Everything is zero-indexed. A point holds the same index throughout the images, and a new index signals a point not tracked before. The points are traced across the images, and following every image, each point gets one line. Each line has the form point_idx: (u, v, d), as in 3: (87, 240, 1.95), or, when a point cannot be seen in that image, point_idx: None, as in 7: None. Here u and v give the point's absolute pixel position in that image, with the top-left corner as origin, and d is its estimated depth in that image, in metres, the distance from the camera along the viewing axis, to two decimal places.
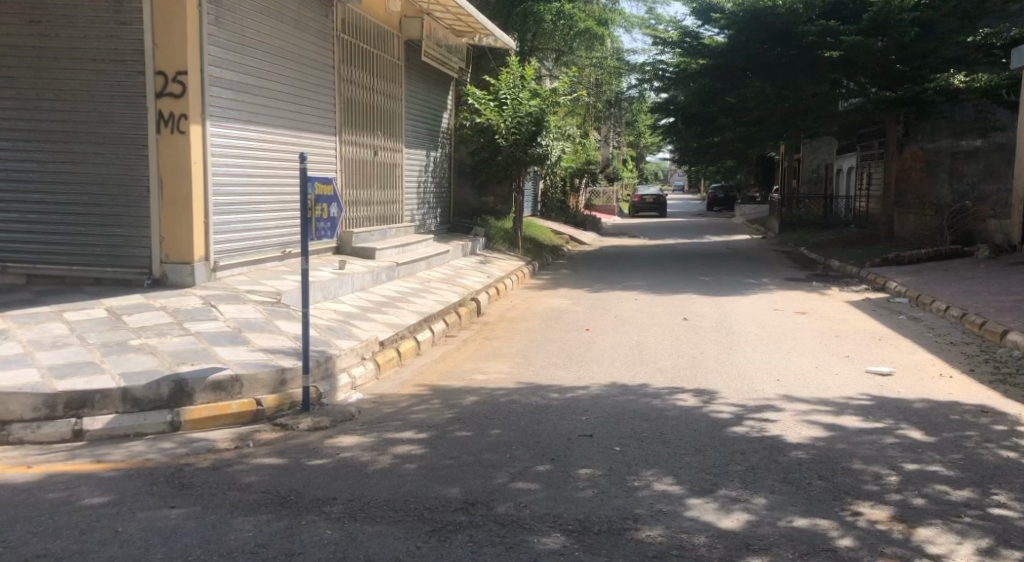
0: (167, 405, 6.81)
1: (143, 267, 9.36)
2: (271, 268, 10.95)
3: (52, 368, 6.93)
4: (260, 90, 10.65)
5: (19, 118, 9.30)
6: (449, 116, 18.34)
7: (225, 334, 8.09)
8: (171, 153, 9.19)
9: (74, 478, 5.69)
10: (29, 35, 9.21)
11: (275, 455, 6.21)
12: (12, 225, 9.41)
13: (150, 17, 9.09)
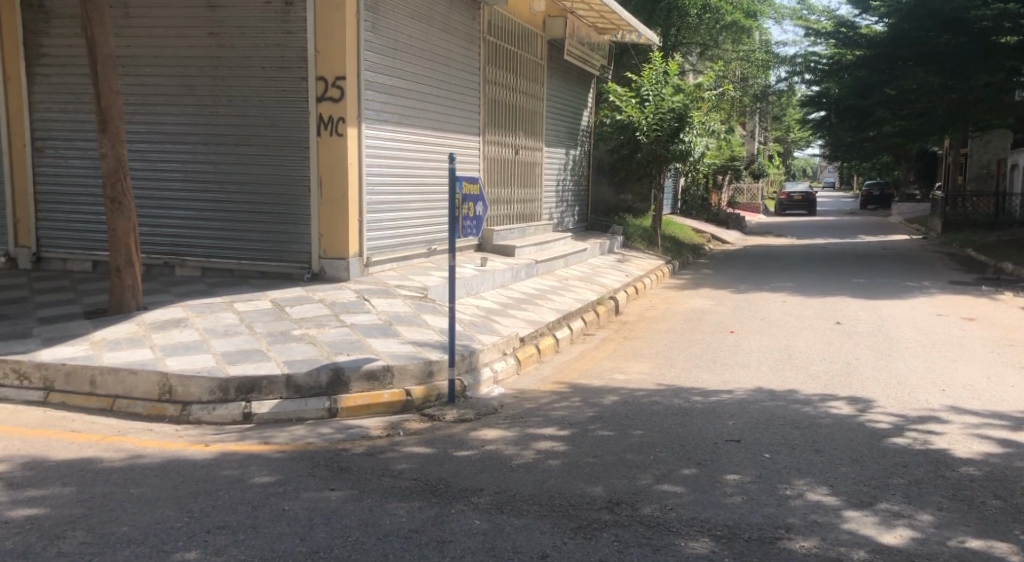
0: (325, 392, 7.23)
1: (303, 262, 9.96)
2: (417, 264, 11.36)
3: (225, 355, 7.49)
4: (411, 91, 11.06)
5: (196, 123, 10.04)
6: (590, 113, 18.40)
7: (376, 327, 8.50)
8: (331, 154, 9.70)
9: (244, 458, 6.16)
10: (207, 46, 9.91)
11: (423, 444, 6.50)
12: (190, 222, 10.18)
13: (313, 26, 9.61)
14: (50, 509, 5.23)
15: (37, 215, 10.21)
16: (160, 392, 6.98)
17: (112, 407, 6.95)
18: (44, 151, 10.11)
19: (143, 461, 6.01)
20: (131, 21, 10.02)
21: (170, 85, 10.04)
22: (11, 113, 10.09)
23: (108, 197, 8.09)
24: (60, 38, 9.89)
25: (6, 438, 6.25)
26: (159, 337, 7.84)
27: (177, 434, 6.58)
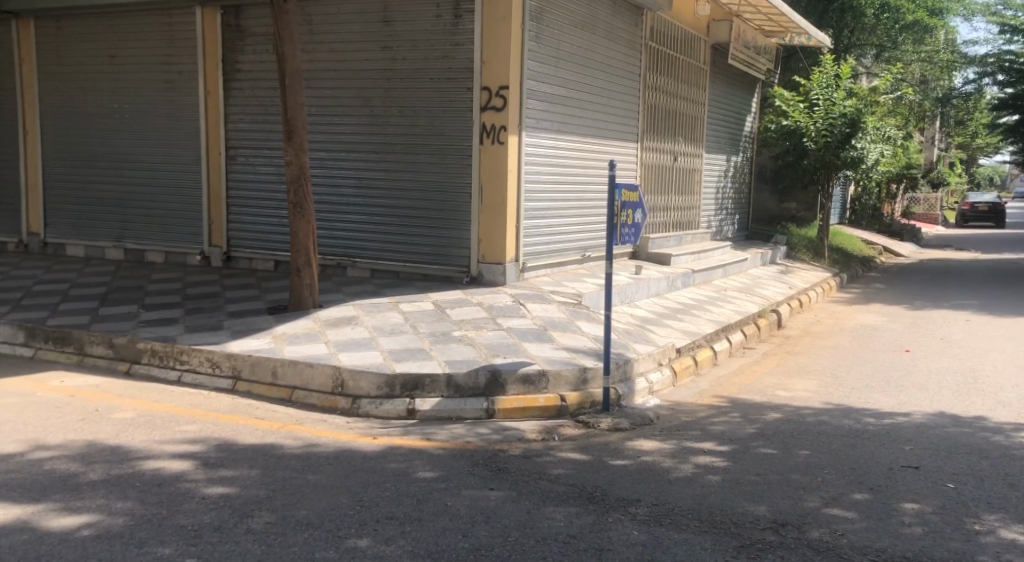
0: (484, 393, 7.40)
1: (464, 266, 10.24)
2: (571, 270, 11.43)
3: (391, 353, 7.82)
4: (572, 99, 11.14)
5: (368, 133, 10.53)
6: (753, 119, 17.95)
7: (532, 331, 8.61)
8: (492, 163, 9.94)
9: (409, 452, 6.42)
10: (381, 59, 10.36)
11: (579, 451, 6.55)
12: (361, 225, 10.69)
13: (480, 37, 9.87)
14: (239, 489, 5.64)
15: (228, 217, 11.01)
16: (333, 386, 7.38)
17: (290, 397, 7.40)
18: (236, 158, 10.88)
19: (318, 450, 6.37)
20: (315, 37, 10.63)
21: (347, 97, 10.57)
22: (208, 123, 10.93)
23: (291, 202, 8.63)
24: (253, 54, 10.62)
25: (200, 421, 6.78)
26: (332, 333, 8.28)
27: (347, 426, 6.93)
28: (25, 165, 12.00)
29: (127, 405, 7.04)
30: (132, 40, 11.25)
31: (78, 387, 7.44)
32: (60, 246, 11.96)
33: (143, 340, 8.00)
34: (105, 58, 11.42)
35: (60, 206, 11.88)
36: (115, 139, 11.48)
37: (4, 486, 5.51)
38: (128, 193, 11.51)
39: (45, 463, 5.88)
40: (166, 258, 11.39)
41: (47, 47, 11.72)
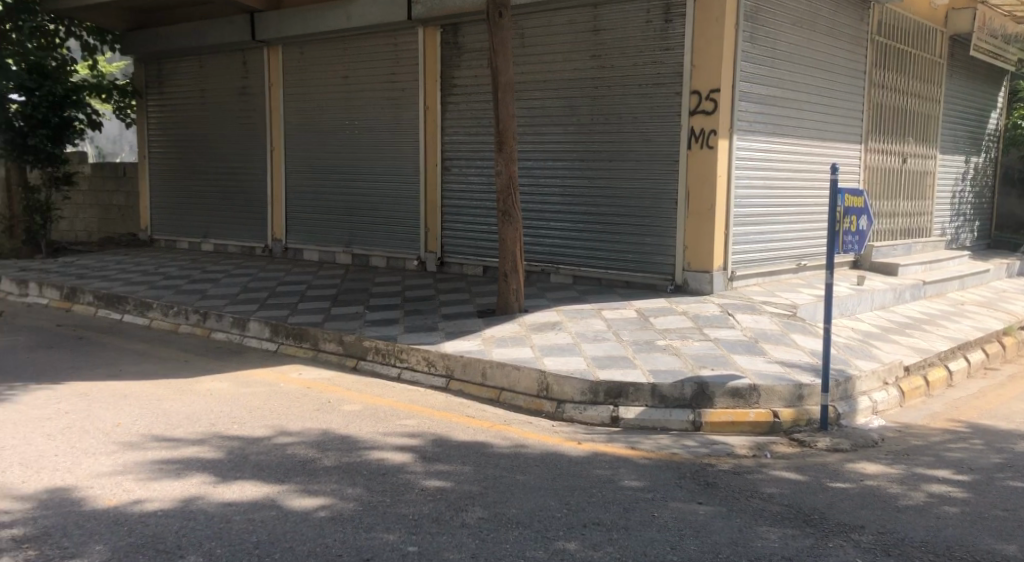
0: (690, 405, 7.21)
1: (669, 274, 10.06)
2: (785, 280, 10.93)
3: (595, 359, 7.79)
4: (790, 99, 10.71)
5: (576, 140, 10.61)
6: (998, 116, 16.44)
7: (742, 343, 8.30)
8: (701, 168, 9.72)
9: (615, 459, 6.36)
10: (589, 68, 10.41)
11: (794, 470, 6.24)
12: (567, 233, 10.78)
13: (690, 40, 9.68)
14: (454, 484, 5.84)
15: (442, 225, 11.45)
16: (539, 389, 7.46)
17: (498, 398, 7.56)
18: (451, 168, 11.30)
19: (526, 452, 6.46)
20: (527, 49, 10.87)
21: (555, 106, 10.71)
22: (427, 136, 11.45)
23: (500, 210, 8.84)
24: (468, 68, 10.99)
25: (417, 416, 7.08)
26: (539, 338, 8.39)
27: (553, 430, 6.98)
28: (270, 178, 13.09)
29: (354, 398, 7.48)
30: (363, 60, 11.97)
31: (313, 379, 8.00)
32: (298, 251, 12.95)
33: (368, 339, 8.48)
34: (339, 78, 12.24)
35: (298, 214, 12.86)
36: (345, 152, 12.28)
37: (253, 465, 6.02)
38: (356, 201, 12.26)
39: (286, 447, 6.36)
40: (388, 263, 12.02)
41: (290, 69, 12.72)
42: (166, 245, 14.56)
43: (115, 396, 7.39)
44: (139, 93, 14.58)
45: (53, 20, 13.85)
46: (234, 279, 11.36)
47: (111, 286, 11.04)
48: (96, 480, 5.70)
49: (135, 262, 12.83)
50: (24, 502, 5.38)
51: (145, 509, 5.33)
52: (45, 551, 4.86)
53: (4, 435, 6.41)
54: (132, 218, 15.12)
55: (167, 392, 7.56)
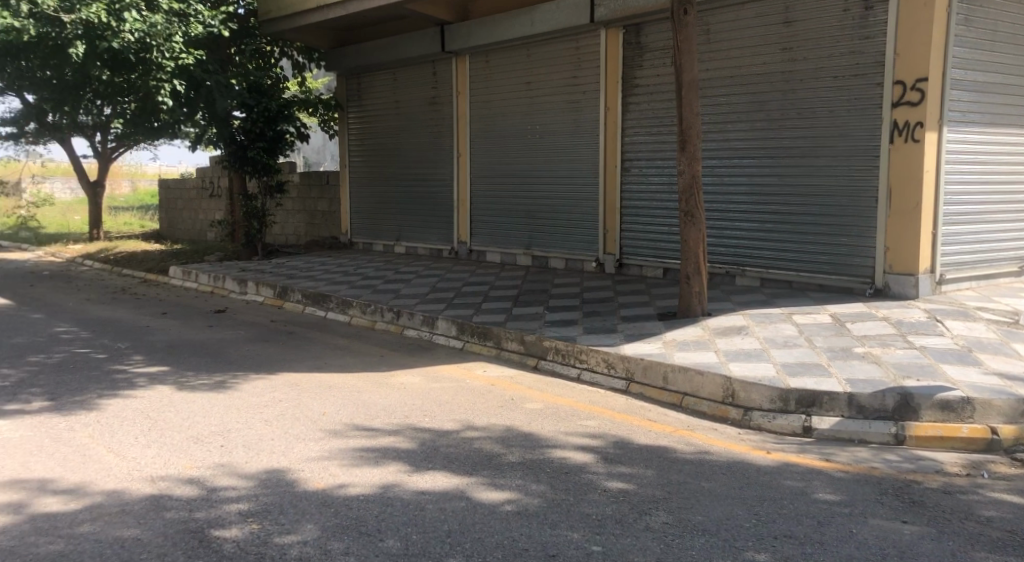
0: (891, 417, 6.73)
1: (867, 277, 9.49)
2: (1004, 284, 10.02)
3: (786, 366, 7.43)
4: (1010, 85, 9.81)
5: (765, 137, 10.21)
6: None
7: (953, 352, 7.66)
8: (904, 163, 9.11)
9: (808, 471, 6.02)
10: (780, 61, 9.98)
11: (1016, 493, 5.68)
12: (754, 234, 10.39)
13: (894, 27, 9.09)
14: (638, 486, 5.75)
15: (622, 227, 11.35)
16: (724, 395, 7.20)
17: (681, 402, 7.36)
18: (631, 170, 11.20)
19: (711, 458, 6.25)
20: (712, 45, 10.57)
21: (743, 102, 10.35)
22: (607, 137, 11.38)
23: (683, 211, 8.63)
24: (651, 67, 10.84)
25: (599, 417, 7.02)
26: (724, 342, 8.11)
27: (739, 437, 6.71)
28: (456, 183, 13.45)
29: (537, 397, 7.52)
30: (546, 65, 12.04)
31: (498, 377, 8.12)
32: (482, 253, 13.21)
33: (550, 339, 8.51)
34: (522, 83, 12.38)
35: (482, 216, 13.13)
36: (527, 156, 12.42)
37: (443, 458, 6.20)
38: (537, 204, 12.37)
39: (474, 442, 6.49)
40: (567, 264, 12.04)
41: (475, 77, 13.01)
42: (363, 247, 15.26)
43: (319, 386, 7.81)
44: (342, 107, 15.37)
45: (270, 43, 14.97)
46: (425, 279, 11.75)
47: (317, 286, 11.68)
48: (306, 464, 6.07)
49: (335, 263, 13.54)
50: (247, 480, 5.79)
51: (349, 494, 5.64)
52: (265, 526, 5.24)
53: (228, 419, 6.91)
54: (334, 222, 15.93)
55: (365, 384, 7.91)
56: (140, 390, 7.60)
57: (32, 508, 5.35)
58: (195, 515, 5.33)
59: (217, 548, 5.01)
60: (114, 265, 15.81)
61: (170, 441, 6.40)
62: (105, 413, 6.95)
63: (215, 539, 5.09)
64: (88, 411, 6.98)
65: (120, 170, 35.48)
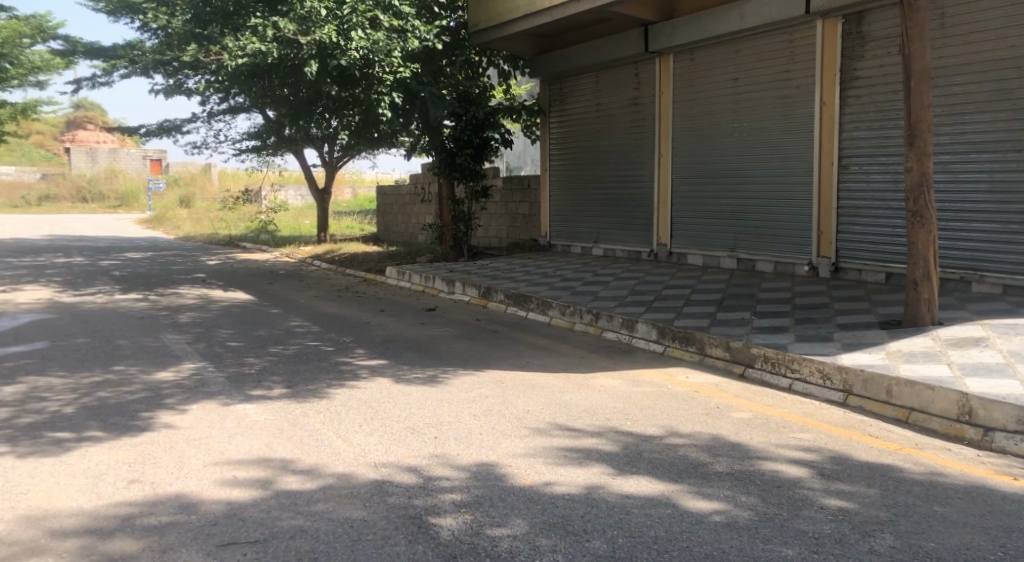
0: None
1: None
2: None
3: None
4: None
5: (1011, 128, 9.29)
6: None
7: None
8: None
9: None
10: None
11: None
12: (994, 236, 9.49)
13: None
14: (859, 505, 5.33)
15: (838, 228, 10.73)
16: (959, 413, 6.56)
17: (907, 419, 6.79)
18: (849, 168, 10.58)
19: (947, 481, 5.70)
20: (947, 31, 9.73)
21: (984, 91, 9.45)
22: (823, 134, 10.80)
23: (910, 211, 8.00)
24: (876, 58, 10.17)
25: (814, 430, 6.60)
26: (957, 355, 7.42)
27: (979, 460, 6.08)
28: (658, 184, 13.23)
29: (743, 406, 7.20)
30: (756, 60, 11.55)
31: (702, 383, 7.84)
32: (684, 255, 12.90)
33: (757, 346, 8.14)
34: (730, 80, 11.96)
35: (685, 219, 12.82)
36: (734, 156, 11.99)
37: (648, 462, 6.05)
38: (743, 206, 11.92)
39: (680, 448, 6.28)
40: (777, 268, 11.52)
41: (680, 77, 12.72)
42: (563, 249, 15.31)
43: (524, 385, 7.87)
44: (544, 112, 15.53)
45: (478, 53, 15.32)
46: (626, 281, 11.61)
47: (519, 287, 11.83)
48: (513, 460, 6.11)
49: (538, 265, 13.67)
50: (460, 471, 5.91)
51: (555, 492, 5.62)
52: (477, 517, 5.32)
53: (440, 412, 7.09)
54: (534, 224, 16.11)
55: (567, 385, 7.88)
56: (363, 381, 7.97)
57: (276, 485, 5.69)
58: (413, 502, 5.49)
59: (434, 535, 5.13)
60: (337, 266, 16.82)
61: (388, 431, 6.64)
62: (333, 402, 7.32)
63: (432, 526, 5.22)
64: (319, 399, 7.38)
65: (344, 178, 37.95)
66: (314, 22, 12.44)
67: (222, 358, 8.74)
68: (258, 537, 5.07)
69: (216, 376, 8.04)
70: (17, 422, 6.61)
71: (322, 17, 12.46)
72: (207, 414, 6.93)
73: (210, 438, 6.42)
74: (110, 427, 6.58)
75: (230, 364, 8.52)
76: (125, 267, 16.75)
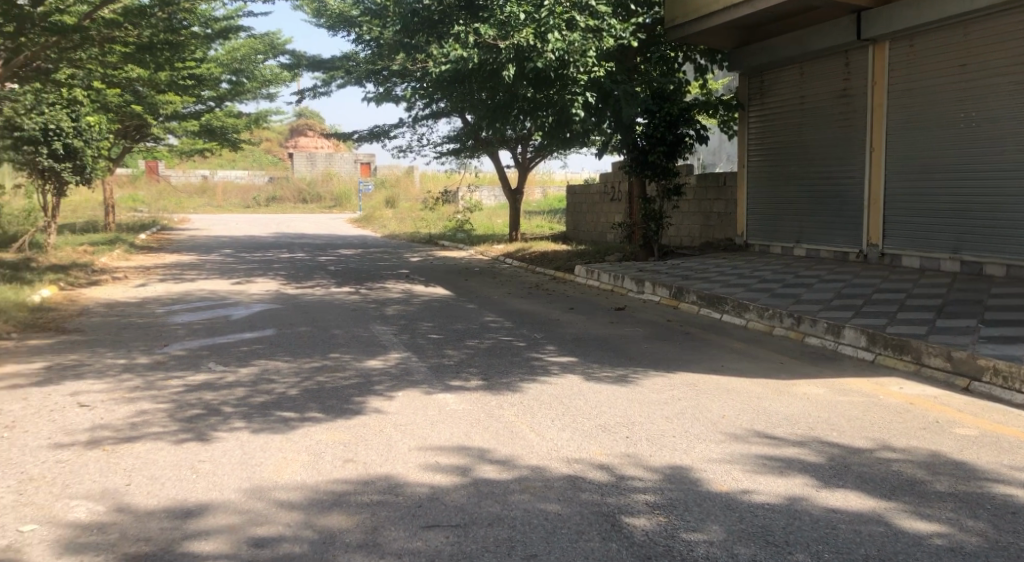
0: None
1: None
2: None
3: None
4: None
5: None
6: None
7: None
8: None
9: None
10: None
11: None
12: None
13: None
14: None
15: None
16: None
17: None
18: None
19: None
20: None
21: None
22: None
23: None
24: None
25: None
26: None
27: None
28: (870, 181, 12.48)
29: (968, 422, 6.62)
30: (989, 44, 10.65)
31: (917, 395, 7.29)
32: (897, 257, 12.11)
33: (985, 357, 7.47)
34: (956, 67, 11.09)
35: (899, 218, 12.03)
36: (961, 150, 11.12)
37: (857, 476, 5.68)
38: (971, 204, 11.04)
39: (893, 463, 5.86)
40: (1008, 271, 10.63)
41: (897, 65, 11.92)
42: (761, 249, 14.76)
43: (719, 389, 7.62)
44: (744, 107, 15.02)
45: (674, 48, 15.03)
46: (830, 284, 11.03)
47: (714, 287, 11.51)
48: (708, 465, 5.92)
49: (735, 265, 13.27)
50: (653, 473, 5.79)
51: (754, 500, 5.39)
52: (672, 520, 5.19)
53: (632, 412, 6.99)
54: (729, 223, 15.64)
55: (766, 391, 7.56)
56: (556, 377, 8.01)
57: (474, 473, 5.81)
58: (607, 500, 5.43)
59: (628, 534, 5.05)
60: (529, 263, 17.06)
61: (580, 428, 6.61)
62: (527, 396, 7.40)
63: (626, 525, 5.14)
64: (514, 392, 7.49)
65: (536, 179, 38.63)
66: (513, 27, 12.68)
67: (424, 349, 9.07)
68: (459, 522, 5.19)
69: (419, 366, 8.35)
70: (249, 401, 7.14)
71: (521, 21, 12.69)
72: (411, 401, 7.19)
73: (414, 424, 6.65)
74: (327, 409, 6.98)
75: (431, 355, 8.83)
76: (338, 262, 17.80)
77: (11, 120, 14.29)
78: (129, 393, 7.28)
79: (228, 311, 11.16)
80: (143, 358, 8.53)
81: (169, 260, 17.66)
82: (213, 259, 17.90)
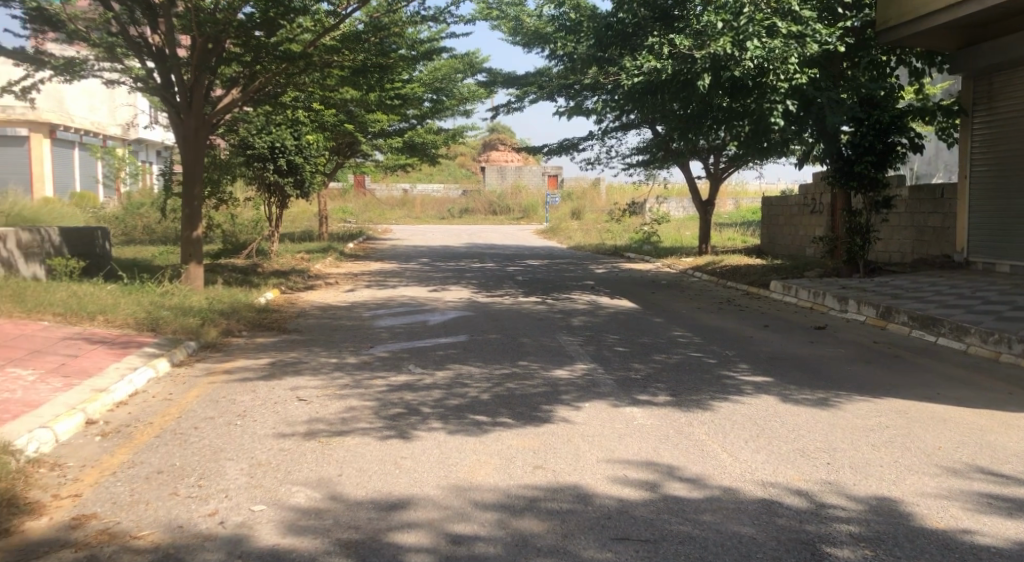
0: None
1: None
2: None
3: None
4: None
5: None
6: None
7: None
8: None
9: None
10: None
11: None
12: None
13: None
14: None
15: None
16: None
17: None
18: None
19: None
20: None
21: None
22: None
23: None
24: None
25: None
26: None
27: None
28: None
29: None
30: None
31: None
32: None
33: None
34: None
35: None
36: None
37: None
38: None
39: None
40: None
41: None
42: (982, 268, 13.63)
43: (935, 418, 7.08)
44: (966, 112, 14.03)
45: (886, 52, 14.20)
46: None
47: (927, 308, 10.73)
48: (921, 499, 5.51)
49: (950, 285, 12.31)
50: (857, 503, 5.45)
51: (977, 542, 4.96)
52: (880, 554, 4.86)
53: (834, 437, 6.62)
54: (947, 240, 14.56)
55: (990, 424, 6.94)
56: (749, 397, 7.74)
57: (664, 489, 5.70)
58: (806, 527, 5.17)
59: None
60: (720, 278, 16.61)
61: (777, 452, 6.33)
62: (718, 414, 7.19)
63: (828, 555, 4.87)
64: (705, 410, 7.30)
65: (728, 190, 37.66)
66: (709, 36, 12.59)
67: (611, 361, 9.03)
68: (649, 537, 5.10)
69: (607, 378, 8.32)
70: (446, 403, 7.38)
71: (718, 30, 12.55)
72: (599, 413, 7.18)
73: (602, 436, 6.62)
74: (518, 415, 7.09)
75: (618, 367, 8.77)
76: (529, 273, 18.10)
77: (246, 140, 15.72)
78: (339, 390, 7.73)
79: (425, 317, 11.61)
80: (352, 357, 9.03)
81: (374, 268, 18.63)
82: (413, 268, 18.69)
